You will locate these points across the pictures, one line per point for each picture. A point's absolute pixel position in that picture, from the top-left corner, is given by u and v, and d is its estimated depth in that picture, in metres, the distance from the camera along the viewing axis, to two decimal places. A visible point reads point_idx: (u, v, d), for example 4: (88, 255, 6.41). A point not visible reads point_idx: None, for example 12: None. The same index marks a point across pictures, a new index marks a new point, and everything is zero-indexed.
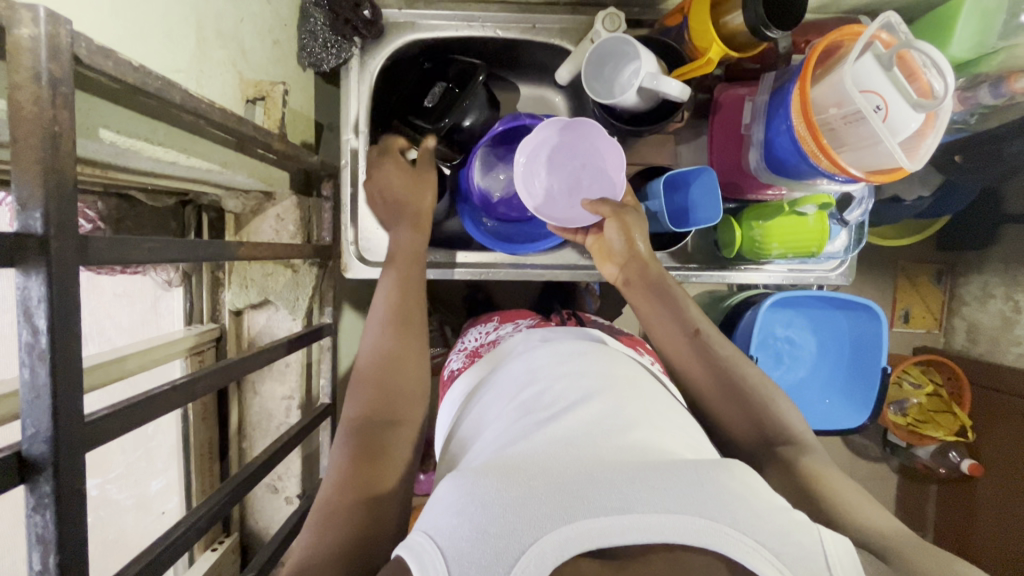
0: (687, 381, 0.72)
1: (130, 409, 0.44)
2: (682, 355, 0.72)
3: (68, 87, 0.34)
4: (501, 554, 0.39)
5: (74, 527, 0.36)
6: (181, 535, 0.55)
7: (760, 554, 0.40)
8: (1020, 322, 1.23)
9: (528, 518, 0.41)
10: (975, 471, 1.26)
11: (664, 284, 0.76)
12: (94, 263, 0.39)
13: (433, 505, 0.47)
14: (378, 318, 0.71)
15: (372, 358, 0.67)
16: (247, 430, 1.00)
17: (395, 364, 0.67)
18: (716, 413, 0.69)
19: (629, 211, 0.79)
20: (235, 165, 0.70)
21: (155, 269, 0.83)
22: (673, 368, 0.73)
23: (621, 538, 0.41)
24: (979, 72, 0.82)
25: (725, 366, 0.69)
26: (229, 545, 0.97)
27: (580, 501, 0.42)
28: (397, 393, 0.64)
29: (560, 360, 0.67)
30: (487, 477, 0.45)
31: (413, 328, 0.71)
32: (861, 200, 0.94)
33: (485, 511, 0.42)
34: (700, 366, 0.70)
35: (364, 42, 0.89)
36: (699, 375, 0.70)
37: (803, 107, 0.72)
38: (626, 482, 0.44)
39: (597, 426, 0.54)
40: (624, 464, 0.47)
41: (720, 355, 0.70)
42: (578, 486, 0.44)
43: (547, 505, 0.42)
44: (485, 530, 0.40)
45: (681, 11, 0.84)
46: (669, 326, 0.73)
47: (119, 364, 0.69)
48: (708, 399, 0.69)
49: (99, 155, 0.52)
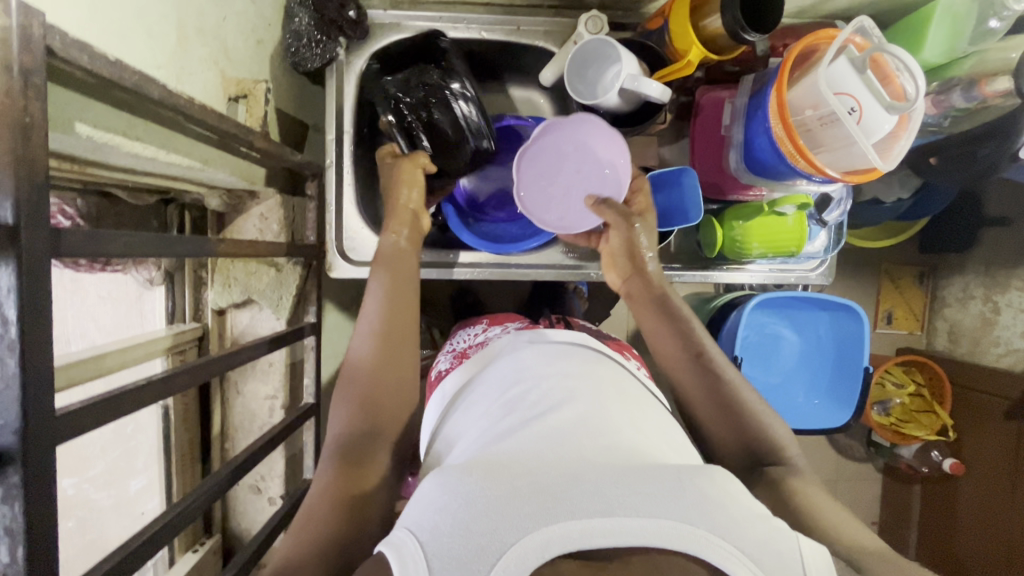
0: (680, 393, 0.72)
1: (104, 404, 0.44)
2: (681, 370, 0.71)
3: (39, 78, 0.34)
4: (481, 551, 0.40)
5: (43, 519, 0.36)
6: (158, 532, 0.54)
7: (738, 559, 0.40)
8: (1000, 323, 1.26)
9: (508, 519, 0.41)
10: (957, 469, 1.28)
11: (667, 300, 0.75)
12: (67, 256, 0.39)
13: (416, 501, 0.47)
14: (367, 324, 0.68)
15: (362, 366, 0.65)
16: (229, 431, 0.99)
17: (383, 373, 0.65)
18: (705, 425, 0.69)
19: (635, 222, 0.78)
20: (217, 163, 0.70)
21: (136, 268, 0.84)
22: (668, 379, 0.73)
23: (604, 541, 0.41)
24: (951, 77, 0.84)
25: (718, 376, 0.69)
26: (210, 547, 0.96)
27: (561, 502, 0.43)
28: (383, 402, 0.64)
29: (551, 364, 0.66)
30: (470, 476, 0.46)
31: (404, 333, 0.67)
32: (841, 201, 0.96)
33: (467, 509, 0.43)
34: (696, 381, 0.70)
35: (349, 41, 0.90)
36: (692, 388, 0.70)
37: (780, 109, 0.73)
38: (609, 488, 0.44)
39: (581, 428, 0.54)
40: (607, 467, 0.48)
41: (725, 378, 0.69)
42: (557, 489, 0.44)
43: (527, 506, 0.42)
44: (466, 528, 0.41)
45: (661, 14, 0.85)
46: (669, 340, 0.72)
47: (98, 362, 0.69)
48: (698, 411, 0.70)
49: (76, 149, 0.52)
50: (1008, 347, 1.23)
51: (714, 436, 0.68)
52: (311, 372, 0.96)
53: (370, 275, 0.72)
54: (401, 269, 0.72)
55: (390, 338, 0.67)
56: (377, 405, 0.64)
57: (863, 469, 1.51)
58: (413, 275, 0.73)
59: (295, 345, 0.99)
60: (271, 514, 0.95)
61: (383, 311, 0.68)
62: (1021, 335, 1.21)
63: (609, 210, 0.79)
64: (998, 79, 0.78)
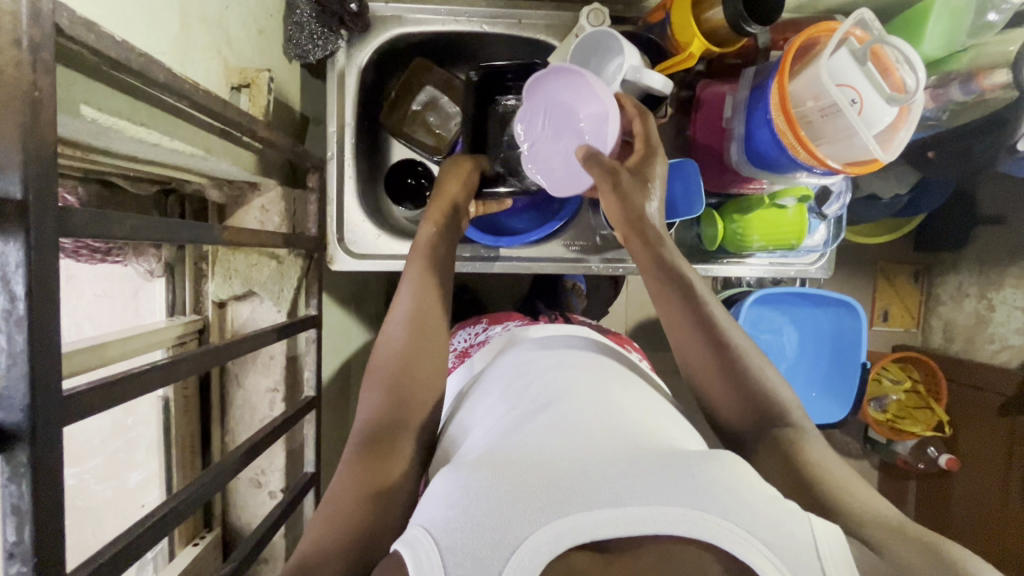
0: (687, 365, 0.67)
1: (110, 386, 0.44)
2: (706, 368, 0.65)
3: (47, 54, 0.34)
4: (495, 546, 0.40)
5: (51, 497, 0.36)
6: (159, 520, 0.54)
7: (750, 544, 0.40)
8: (993, 320, 1.27)
9: (522, 513, 0.41)
10: (953, 465, 1.28)
11: (683, 278, 0.69)
12: (73, 237, 0.39)
13: (427, 499, 0.47)
14: (400, 316, 0.68)
15: (394, 347, 0.66)
16: (230, 423, 0.98)
17: (415, 357, 0.65)
18: (710, 399, 0.66)
19: (622, 174, 0.72)
20: (219, 152, 0.70)
21: (137, 259, 0.84)
22: (674, 350, 0.69)
23: (616, 531, 0.41)
24: (951, 70, 0.85)
25: (722, 342, 0.66)
26: (210, 540, 0.96)
27: (572, 495, 0.43)
28: (409, 396, 0.63)
29: (558, 358, 0.66)
30: (480, 470, 0.46)
31: (436, 319, 0.69)
32: (839, 194, 0.97)
33: (479, 502, 0.43)
34: (720, 377, 0.65)
35: (351, 34, 0.89)
36: (698, 359, 0.66)
37: (782, 101, 0.74)
38: (621, 479, 0.45)
39: (590, 416, 0.54)
40: (617, 456, 0.48)
41: (728, 343, 0.66)
42: (571, 481, 0.44)
43: (540, 500, 0.42)
44: (478, 522, 0.41)
45: (663, 7, 0.86)
46: (691, 333, 0.67)
47: (100, 350, 0.68)
48: (704, 382, 0.66)
49: (80, 133, 0.51)
50: (1003, 343, 1.24)
51: (716, 410, 0.65)
52: (312, 366, 0.96)
53: (404, 268, 0.73)
54: (433, 254, 0.74)
55: (423, 323, 0.68)
56: (408, 391, 0.63)
57: (861, 466, 1.52)
58: (444, 276, 0.74)
59: (294, 338, 0.99)
60: (271, 508, 0.95)
61: (417, 295, 0.70)
62: (1016, 332, 1.21)
63: (593, 166, 0.73)
64: (997, 72, 0.79)
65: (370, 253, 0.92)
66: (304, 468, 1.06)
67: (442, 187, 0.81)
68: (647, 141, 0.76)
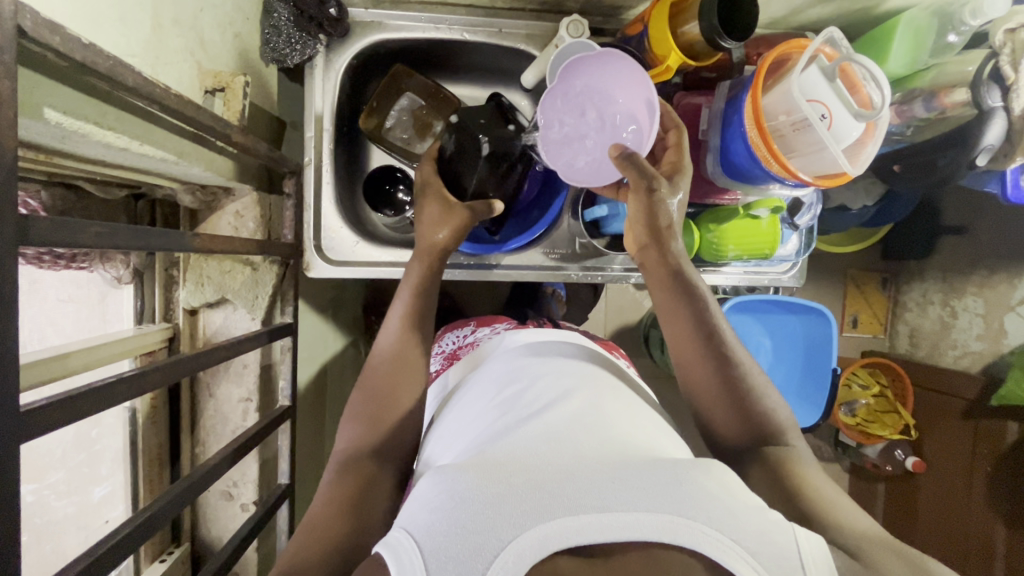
0: (688, 379, 0.70)
1: (70, 398, 0.42)
2: (710, 391, 0.68)
3: (9, 57, 0.33)
4: (479, 549, 0.39)
5: (9, 514, 0.35)
6: (125, 535, 0.53)
7: (736, 553, 0.40)
8: (955, 326, 1.32)
9: (505, 516, 0.41)
10: (919, 467, 1.32)
11: (686, 278, 0.72)
12: (34, 245, 0.38)
13: (411, 503, 0.47)
14: (375, 360, 0.69)
15: (388, 348, 0.69)
16: (201, 434, 0.97)
17: (382, 391, 0.66)
18: (703, 407, 0.69)
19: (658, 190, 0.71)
20: (192, 157, 0.68)
21: (103, 265, 0.82)
22: (678, 368, 0.71)
23: (602, 537, 0.41)
24: (914, 87, 0.89)
25: (728, 362, 0.68)
26: (178, 556, 0.93)
27: (559, 499, 0.43)
28: (386, 414, 0.64)
29: (554, 362, 0.65)
30: (465, 474, 0.46)
31: (429, 329, 0.72)
32: (811, 206, 0.99)
33: (463, 507, 0.42)
34: (732, 414, 0.66)
35: (330, 39, 0.88)
36: (701, 379, 0.68)
37: (755, 115, 0.75)
38: (606, 482, 0.45)
39: (579, 422, 0.54)
40: (606, 463, 0.48)
41: (735, 363, 0.68)
42: (558, 485, 0.44)
43: (525, 504, 0.42)
44: (463, 526, 0.41)
45: (641, 21, 0.87)
46: (706, 373, 0.68)
47: (62, 360, 0.65)
48: (700, 398, 0.69)
49: (43, 137, 0.50)
50: (965, 348, 1.29)
51: (711, 421, 0.68)
52: (287, 374, 0.94)
53: (392, 303, 0.73)
54: (432, 260, 0.75)
55: (414, 323, 0.71)
56: (378, 401, 0.65)
57: (832, 469, 1.55)
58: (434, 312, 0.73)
59: (269, 347, 0.97)
60: (243, 522, 0.93)
61: (403, 333, 0.70)
62: (976, 338, 1.26)
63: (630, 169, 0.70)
64: (957, 90, 0.83)
65: (349, 262, 0.91)
66: (277, 480, 1.03)
67: (431, 230, 0.75)
68: (675, 160, 0.76)
